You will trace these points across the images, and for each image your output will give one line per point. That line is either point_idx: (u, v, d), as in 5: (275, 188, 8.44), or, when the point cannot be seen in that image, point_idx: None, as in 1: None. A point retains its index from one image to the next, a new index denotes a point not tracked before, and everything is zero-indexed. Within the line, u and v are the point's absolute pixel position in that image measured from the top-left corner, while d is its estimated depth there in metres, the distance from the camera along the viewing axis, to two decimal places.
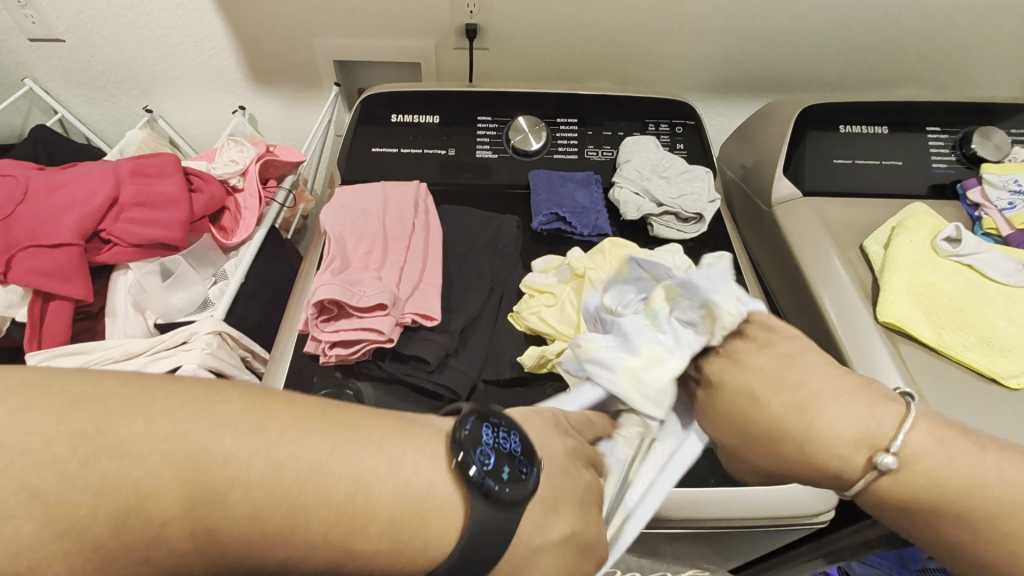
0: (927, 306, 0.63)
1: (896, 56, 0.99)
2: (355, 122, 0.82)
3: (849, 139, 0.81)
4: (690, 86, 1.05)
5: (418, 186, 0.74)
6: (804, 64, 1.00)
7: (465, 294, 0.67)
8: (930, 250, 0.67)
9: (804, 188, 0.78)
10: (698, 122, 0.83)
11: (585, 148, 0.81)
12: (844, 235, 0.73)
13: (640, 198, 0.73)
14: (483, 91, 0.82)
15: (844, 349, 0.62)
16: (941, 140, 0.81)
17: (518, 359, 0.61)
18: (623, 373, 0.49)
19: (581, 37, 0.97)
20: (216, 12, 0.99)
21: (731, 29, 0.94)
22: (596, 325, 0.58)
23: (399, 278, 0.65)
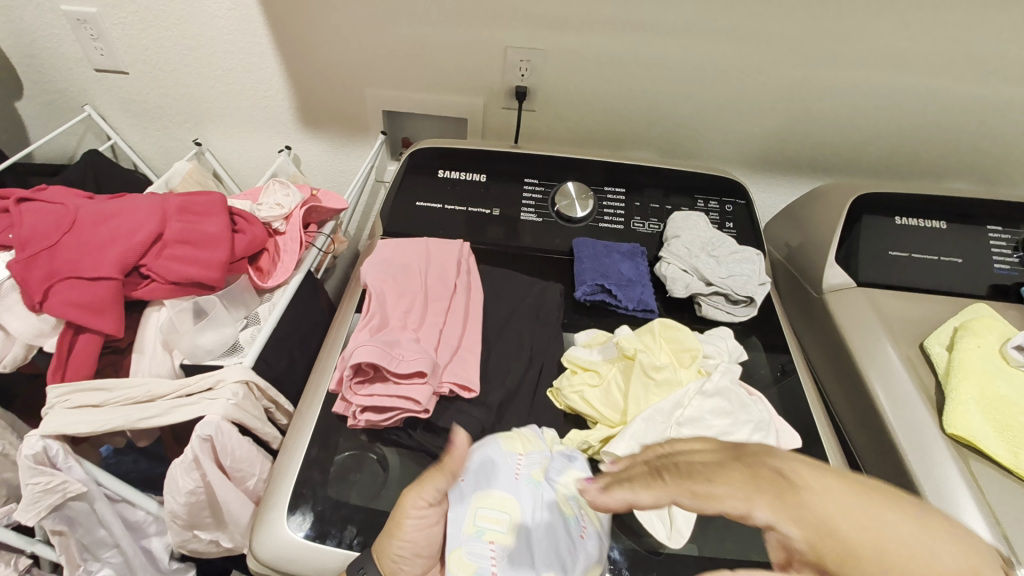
0: (999, 422, 0.57)
1: (942, 148, 0.98)
2: (404, 170, 0.88)
3: (903, 231, 0.80)
4: (732, 161, 1.06)
5: (462, 246, 0.71)
6: (849, 149, 1.01)
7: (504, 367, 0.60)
8: (1000, 358, 0.62)
9: (857, 278, 0.77)
10: (748, 202, 0.86)
11: (632, 219, 0.83)
12: (903, 331, 0.70)
13: (689, 275, 0.73)
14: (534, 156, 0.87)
15: (919, 487, 0.54)
16: (1003, 241, 0.80)
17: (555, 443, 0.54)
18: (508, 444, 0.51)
19: (627, 105, 0.99)
20: (275, 57, 1.03)
21: (779, 111, 0.96)
22: (644, 416, 0.51)
23: (438, 341, 0.60)
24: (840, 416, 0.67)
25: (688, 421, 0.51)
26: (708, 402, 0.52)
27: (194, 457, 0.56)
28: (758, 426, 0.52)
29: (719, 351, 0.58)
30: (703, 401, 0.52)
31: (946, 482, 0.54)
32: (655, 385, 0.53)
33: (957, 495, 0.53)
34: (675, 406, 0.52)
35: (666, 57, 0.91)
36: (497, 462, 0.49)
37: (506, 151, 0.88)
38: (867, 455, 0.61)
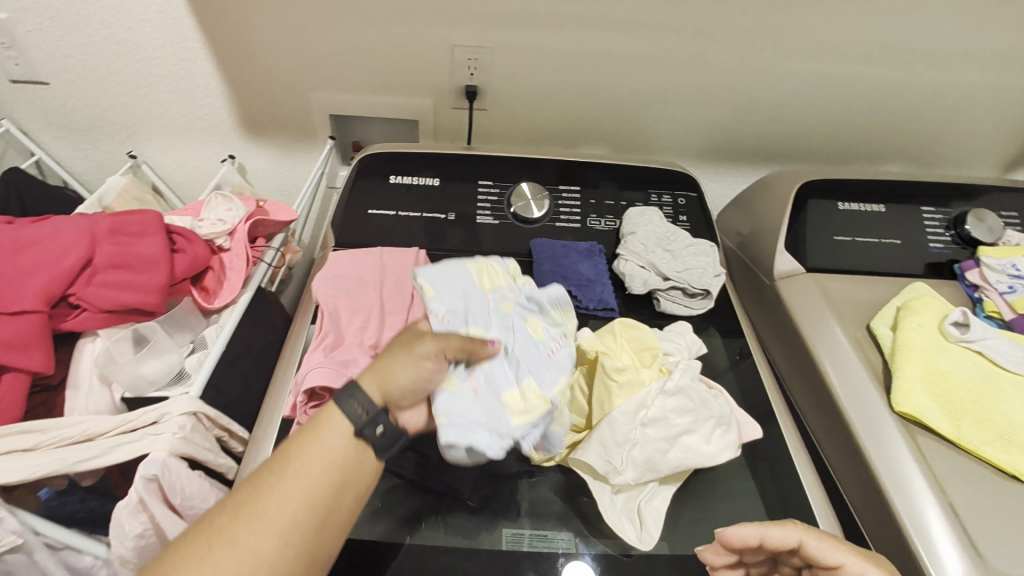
0: (942, 396, 0.59)
1: (877, 134, 1.03)
2: (355, 175, 0.85)
3: (845, 215, 0.83)
4: (684, 153, 1.09)
5: (418, 253, 0.69)
6: (792, 137, 1.04)
7: None
8: (939, 334, 0.65)
9: (806, 264, 0.79)
10: (700, 194, 0.87)
11: (588, 217, 0.83)
12: (850, 312, 0.73)
13: (646, 271, 0.73)
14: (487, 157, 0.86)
15: (873, 468, 0.56)
16: (936, 220, 0.84)
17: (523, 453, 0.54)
18: (478, 278, 0.58)
19: (578, 100, 0.99)
20: (211, 62, 0.97)
21: (725, 102, 0.98)
22: (608, 420, 0.51)
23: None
24: (796, 400, 0.69)
25: (652, 421, 0.51)
26: (672, 401, 0.53)
27: (139, 499, 0.52)
28: (720, 422, 0.53)
29: (678, 348, 0.59)
30: (666, 400, 0.53)
31: (901, 472, 0.55)
32: (619, 388, 0.53)
33: (906, 471, 0.55)
34: (639, 406, 0.52)
35: (614, 52, 0.91)
36: (471, 296, 0.56)
37: (459, 154, 0.86)
38: (823, 436, 0.63)
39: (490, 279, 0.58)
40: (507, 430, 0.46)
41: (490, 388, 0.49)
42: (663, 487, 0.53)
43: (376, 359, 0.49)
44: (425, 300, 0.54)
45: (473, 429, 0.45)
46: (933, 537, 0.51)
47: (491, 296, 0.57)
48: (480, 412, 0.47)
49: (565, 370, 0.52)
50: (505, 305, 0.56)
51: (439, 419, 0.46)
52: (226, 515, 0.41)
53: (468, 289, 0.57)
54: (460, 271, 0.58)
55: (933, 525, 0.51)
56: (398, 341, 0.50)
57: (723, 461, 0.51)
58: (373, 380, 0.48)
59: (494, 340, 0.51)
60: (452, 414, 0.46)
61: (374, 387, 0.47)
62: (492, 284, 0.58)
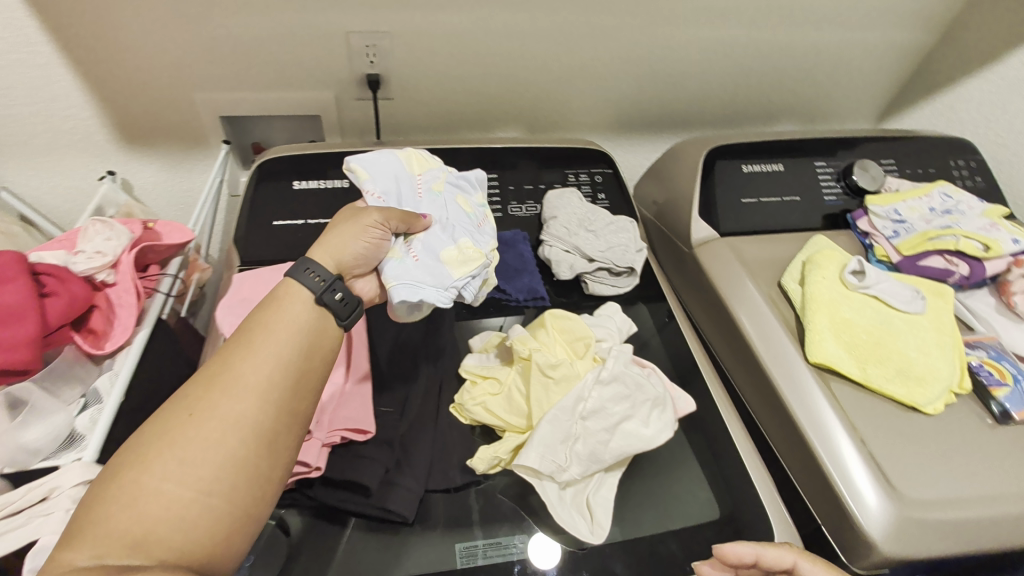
0: (848, 342, 0.64)
1: (769, 96, 1.09)
2: (255, 180, 0.78)
3: (749, 177, 0.87)
4: (596, 126, 1.10)
5: None
6: (694, 104, 1.08)
7: (400, 394, 0.57)
8: (840, 284, 0.70)
9: (720, 229, 0.83)
10: (615, 170, 0.88)
11: (508, 204, 0.81)
12: (763, 272, 0.77)
13: (572, 255, 0.73)
14: (399, 150, 0.83)
15: (795, 416, 0.60)
16: (828, 174, 0.90)
17: (467, 463, 0.53)
18: (408, 163, 0.65)
19: (486, 82, 0.97)
20: (67, 67, 0.85)
21: (630, 74, 0.99)
22: (547, 419, 0.51)
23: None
24: (724, 363, 0.72)
25: (591, 413, 0.52)
26: (607, 390, 0.54)
27: None
28: (656, 402, 0.54)
29: (609, 333, 0.59)
30: (602, 390, 0.53)
31: (820, 418, 0.59)
32: (556, 385, 0.53)
33: (825, 417, 0.59)
34: (576, 400, 0.52)
35: (517, 31, 0.88)
36: (403, 178, 0.63)
37: (367, 148, 0.83)
38: (751, 394, 0.67)
39: (417, 161, 0.66)
40: (450, 283, 0.55)
41: (429, 254, 0.57)
42: (608, 473, 0.55)
43: (326, 236, 0.54)
44: (359, 181, 0.60)
45: (422, 287, 0.53)
46: (849, 472, 0.55)
47: (422, 178, 0.64)
48: (424, 274, 0.55)
49: (491, 238, 0.62)
50: (436, 186, 0.64)
51: (390, 283, 0.53)
52: (201, 383, 0.44)
53: (398, 174, 0.63)
54: (393, 160, 0.64)
55: (849, 460, 0.56)
56: (343, 218, 0.55)
57: (663, 441, 0.52)
58: (329, 254, 0.52)
59: (426, 214, 0.59)
60: (399, 278, 0.53)
61: (328, 261, 0.52)
62: (420, 168, 0.65)
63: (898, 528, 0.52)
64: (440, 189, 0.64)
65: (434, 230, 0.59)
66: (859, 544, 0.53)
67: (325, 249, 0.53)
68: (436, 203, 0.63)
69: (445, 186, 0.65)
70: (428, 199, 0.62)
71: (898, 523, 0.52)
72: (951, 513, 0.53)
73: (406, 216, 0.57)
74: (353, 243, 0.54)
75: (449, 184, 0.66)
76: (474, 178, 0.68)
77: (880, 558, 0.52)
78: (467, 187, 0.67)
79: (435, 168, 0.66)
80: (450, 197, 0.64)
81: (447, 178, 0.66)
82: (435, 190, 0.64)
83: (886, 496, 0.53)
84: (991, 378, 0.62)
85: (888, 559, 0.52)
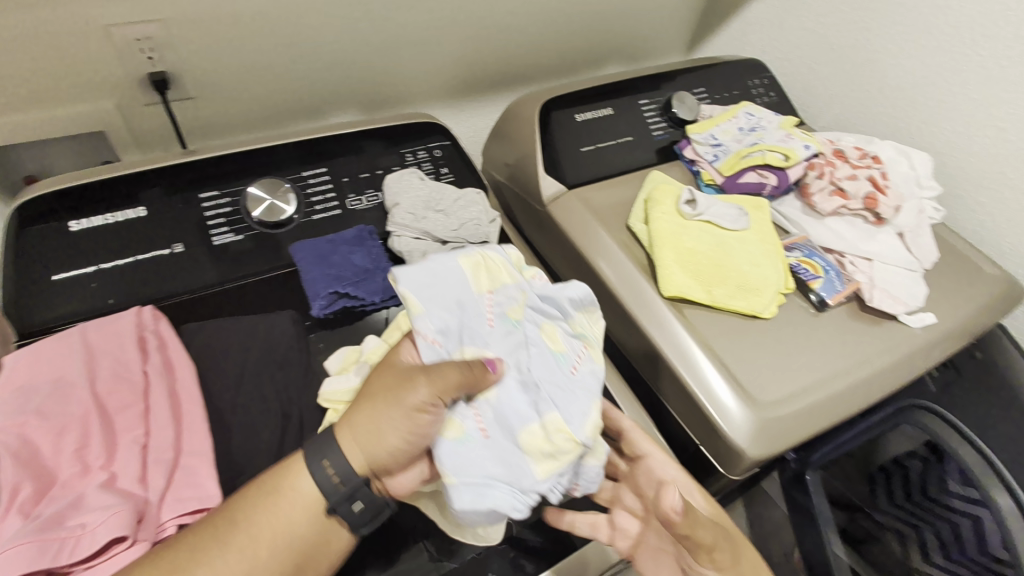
0: (693, 269, 0.69)
1: (593, 41, 1.11)
2: (11, 230, 0.60)
3: (584, 126, 0.89)
4: (431, 93, 1.03)
5: (139, 316, 0.54)
6: (524, 58, 1.06)
7: (252, 447, 0.52)
8: (679, 217, 0.74)
9: (567, 183, 0.83)
10: (455, 140, 0.84)
11: (346, 197, 0.74)
12: (613, 217, 0.79)
13: (422, 241, 0.70)
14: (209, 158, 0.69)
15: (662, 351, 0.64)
16: (653, 110, 0.94)
17: None
18: (469, 268, 0.56)
19: (306, 64, 0.84)
20: None
21: (457, 37, 0.94)
22: None
23: (142, 466, 0.46)
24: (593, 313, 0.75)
25: None
26: None
27: None
28: None
29: None
30: None
31: (683, 348, 0.63)
32: None
33: (686, 347, 0.63)
34: None
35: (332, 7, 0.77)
36: (469, 302, 0.54)
37: (170, 160, 0.67)
38: (623, 338, 0.69)
39: (483, 271, 0.56)
40: (530, 484, 0.48)
41: (503, 428, 0.50)
42: None
43: (364, 406, 0.48)
44: (412, 316, 0.51)
45: (489, 488, 0.47)
46: (714, 392, 0.60)
47: (495, 298, 0.55)
48: (495, 463, 0.48)
49: (593, 384, 0.53)
50: (513, 312, 0.55)
51: (448, 477, 0.47)
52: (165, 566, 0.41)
53: (459, 286, 0.54)
54: (449, 267, 0.55)
55: (712, 381, 0.60)
56: (392, 384, 0.48)
57: None
58: (360, 450, 0.46)
59: (493, 364, 0.50)
60: (459, 470, 0.47)
61: (359, 455, 0.46)
62: (489, 283, 0.56)
63: (762, 431, 0.58)
64: (519, 314, 0.55)
65: (503, 386, 0.51)
66: (732, 455, 0.59)
67: (354, 437, 0.47)
68: (518, 350, 0.53)
69: (528, 318, 0.55)
70: (496, 322, 0.54)
71: (759, 425, 0.58)
72: (797, 401, 0.61)
73: (464, 376, 0.48)
74: (390, 415, 0.47)
75: (529, 305, 0.56)
76: (577, 293, 0.57)
77: (750, 462, 0.58)
78: (559, 300, 0.57)
79: (547, 338, 0.55)
80: (540, 344, 0.54)
81: (534, 308, 0.56)
82: (512, 316, 0.55)
83: (746, 406, 0.59)
84: (808, 274, 0.70)
85: (757, 460, 0.59)
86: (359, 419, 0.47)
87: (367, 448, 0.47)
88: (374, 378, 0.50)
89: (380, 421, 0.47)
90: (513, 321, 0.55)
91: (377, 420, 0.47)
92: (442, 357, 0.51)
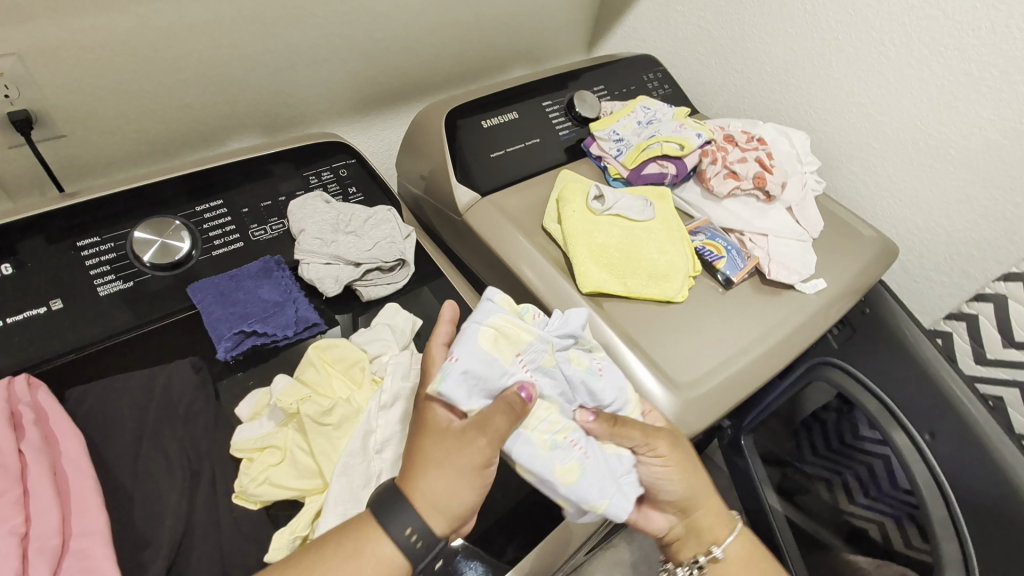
0: (607, 263, 0.71)
1: (494, 46, 1.12)
2: None
3: (491, 132, 0.89)
4: (334, 110, 1.00)
5: (1, 388, 0.48)
6: (426, 67, 1.05)
7: (156, 512, 0.48)
8: (589, 213, 0.76)
9: (480, 190, 0.83)
10: (360, 157, 0.81)
11: (248, 229, 0.70)
12: (528, 220, 0.80)
13: (334, 266, 0.67)
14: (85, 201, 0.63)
15: None
16: (557, 110, 0.96)
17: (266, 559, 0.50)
18: (494, 340, 0.50)
19: (191, 91, 0.79)
20: None
21: (353, 50, 0.91)
22: (341, 467, 0.52)
23: (22, 557, 0.41)
24: None
25: (382, 443, 0.54)
26: (392, 412, 0.56)
27: None
28: None
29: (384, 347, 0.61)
30: (388, 413, 0.56)
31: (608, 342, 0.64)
32: (337, 429, 0.54)
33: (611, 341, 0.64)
34: (364, 435, 0.54)
35: (209, 26, 0.73)
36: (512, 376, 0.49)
37: (43, 208, 0.61)
38: None
39: (502, 337, 0.51)
40: (631, 464, 0.55)
41: (590, 443, 0.52)
42: None
43: (433, 474, 0.46)
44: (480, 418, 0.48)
45: (622, 488, 0.53)
46: (641, 381, 0.62)
47: (526, 360, 0.51)
48: (605, 469, 0.52)
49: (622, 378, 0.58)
50: (547, 359, 0.52)
51: (604, 503, 0.51)
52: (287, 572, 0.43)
53: (495, 359, 0.49)
54: (478, 363, 0.48)
55: (638, 371, 0.62)
56: (454, 449, 0.46)
57: None
58: (441, 516, 0.46)
59: (525, 386, 0.49)
60: (605, 492, 0.51)
61: (441, 521, 0.46)
62: (517, 346, 0.51)
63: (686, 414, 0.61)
64: (553, 360, 0.53)
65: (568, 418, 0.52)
66: None
67: (419, 491, 0.46)
68: (559, 387, 0.53)
69: (562, 359, 0.54)
70: (540, 376, 0.52)
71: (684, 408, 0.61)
72: (716, 379, 0.64)
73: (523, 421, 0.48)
74: (457, 476, 0.46)
75: (557, 347, 0.54)
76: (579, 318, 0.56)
77: None
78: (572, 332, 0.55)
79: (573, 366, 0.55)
80: (574, 376, 0.54)
81: (556, 344, 0.54)
82: (550, 364, 0.53)
83: (672, 392, 0.62)
84: (713, 255, 0.75)
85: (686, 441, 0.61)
86: (420, 478, 0.46)
87: (438, 506, 0.46)
88: (425, 445, 0.48)
89: (441, 473, 0.46)
90: (550, 370, 0.53)
91: (439, 474, 0.46)
92: (517, 439, 0.49)
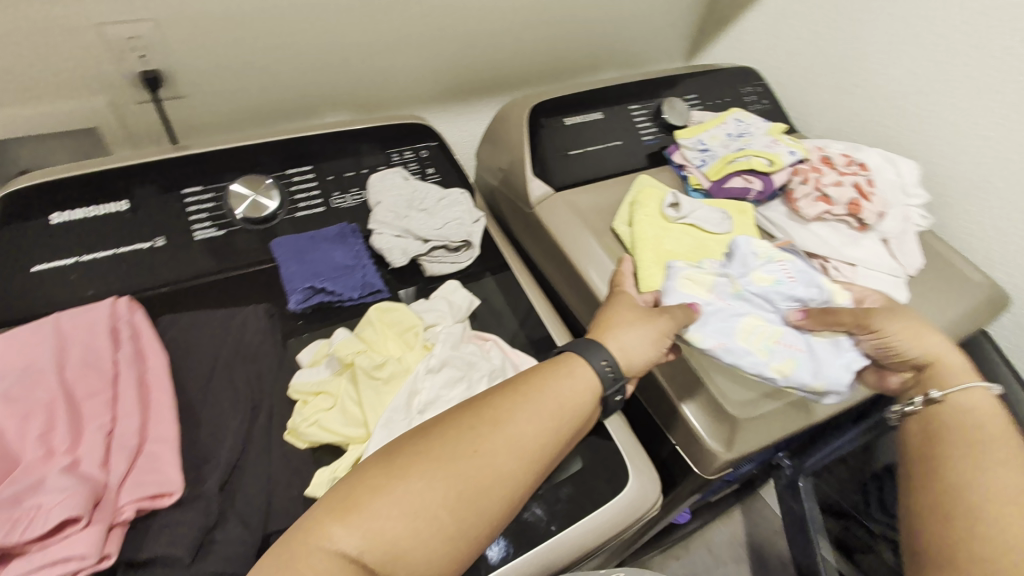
0: None
1: (588, 46, 1.11)
2: None
3: (572, 130, 0.89)
4: (425, 96, 1.04)
5: (113, 304, 0.55)
6: (518, 62, 1.07)
7: (218, 434, 0.52)
8: (661, 219, 0.74)
9: (555, 185, 0.83)
10: (441, 141, 0.84)
11: (330, 195, 0.74)
12: (599, 219, 0.79)
13: (403, 239, 0.70)
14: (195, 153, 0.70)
15: None
16: (642, 115, 0.94)
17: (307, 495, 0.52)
18: (684, 279, 0.63)
19: (298, 65, 0.85)
20: None
21: (449, 39, 0.94)
22: (385, 420, 0.54)
23: (106, 450, 0.47)
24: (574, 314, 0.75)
25: (426, 405, 0.55)
26: (439, 377, 0.57)
27: None
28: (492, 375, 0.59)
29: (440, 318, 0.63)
30: (434, 378, 0.57)
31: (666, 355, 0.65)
32: (386, 385, 0.56)
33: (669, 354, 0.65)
34: (409, 396, 0.55)
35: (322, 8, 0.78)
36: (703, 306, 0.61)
37: (158, 155, 0.68)
38: None
39: (690, 277, 0.63)
40: (845, 359, 0.61)
41: (802, 338, 0.61)
42: None
43: (625, 329, 0.57)
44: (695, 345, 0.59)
45: (834, 370, 0.60)
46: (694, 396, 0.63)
47: (717, 292, 0.62)
48: (814, 360, 0.60)
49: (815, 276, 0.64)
50: (731, 286, 0.63)
51: (824, 384, 0.59)
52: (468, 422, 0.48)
53: (688, 296, 0.61)
54: (683, 298, 0.61)
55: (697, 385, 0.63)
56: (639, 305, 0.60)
57: None
58: (625, 355, 0.56)
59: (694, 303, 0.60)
60: (822, 375, 0.59)
61: (624, 359, 0.56)
62: (705, 286, 0.63)
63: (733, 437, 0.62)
64: (739, 284, 0.63)
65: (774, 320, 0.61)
66: (705, 457, 0.62)
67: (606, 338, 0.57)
68: (761, 302, 0.62)
69: (748, 281, 0.63)
70: (742, 296, 0.62)
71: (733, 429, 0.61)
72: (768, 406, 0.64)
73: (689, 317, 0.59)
74: (643, 335, 0.57)
75: (738, 275, 0.63)
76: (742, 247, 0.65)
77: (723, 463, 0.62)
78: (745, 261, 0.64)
79: (761, 281, 0.63)
80: (765, 290, 0.62)
81: (738, 265, 0.64)
82: (737, 284, 0.62)
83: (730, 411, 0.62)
84: None
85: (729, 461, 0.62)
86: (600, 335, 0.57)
87: (630, 347, 0.56)
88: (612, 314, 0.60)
89: (624, 331, 0.57)
90: (742, 291, 0.62)
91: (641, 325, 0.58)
92: (735, 355, 0.58)
